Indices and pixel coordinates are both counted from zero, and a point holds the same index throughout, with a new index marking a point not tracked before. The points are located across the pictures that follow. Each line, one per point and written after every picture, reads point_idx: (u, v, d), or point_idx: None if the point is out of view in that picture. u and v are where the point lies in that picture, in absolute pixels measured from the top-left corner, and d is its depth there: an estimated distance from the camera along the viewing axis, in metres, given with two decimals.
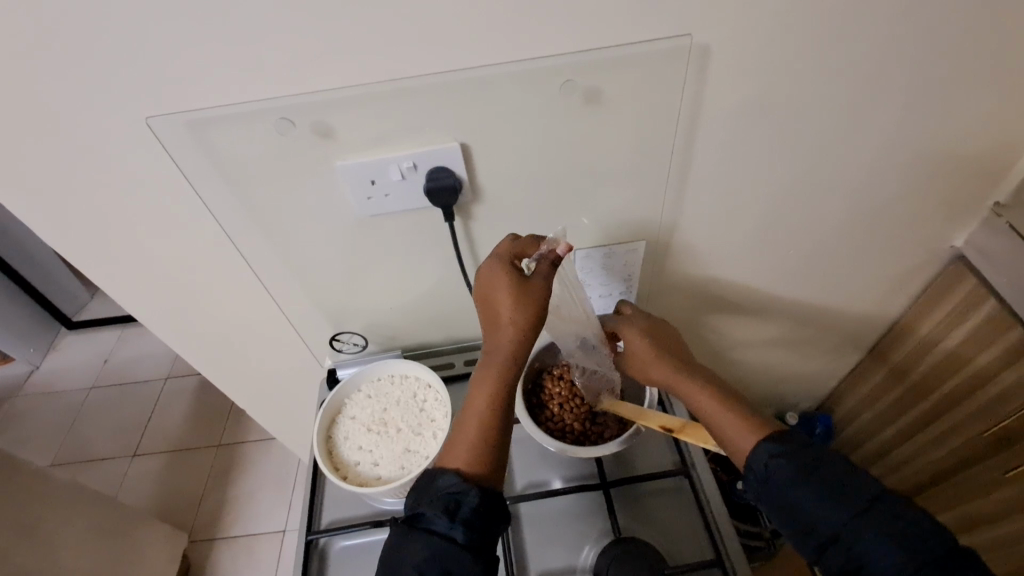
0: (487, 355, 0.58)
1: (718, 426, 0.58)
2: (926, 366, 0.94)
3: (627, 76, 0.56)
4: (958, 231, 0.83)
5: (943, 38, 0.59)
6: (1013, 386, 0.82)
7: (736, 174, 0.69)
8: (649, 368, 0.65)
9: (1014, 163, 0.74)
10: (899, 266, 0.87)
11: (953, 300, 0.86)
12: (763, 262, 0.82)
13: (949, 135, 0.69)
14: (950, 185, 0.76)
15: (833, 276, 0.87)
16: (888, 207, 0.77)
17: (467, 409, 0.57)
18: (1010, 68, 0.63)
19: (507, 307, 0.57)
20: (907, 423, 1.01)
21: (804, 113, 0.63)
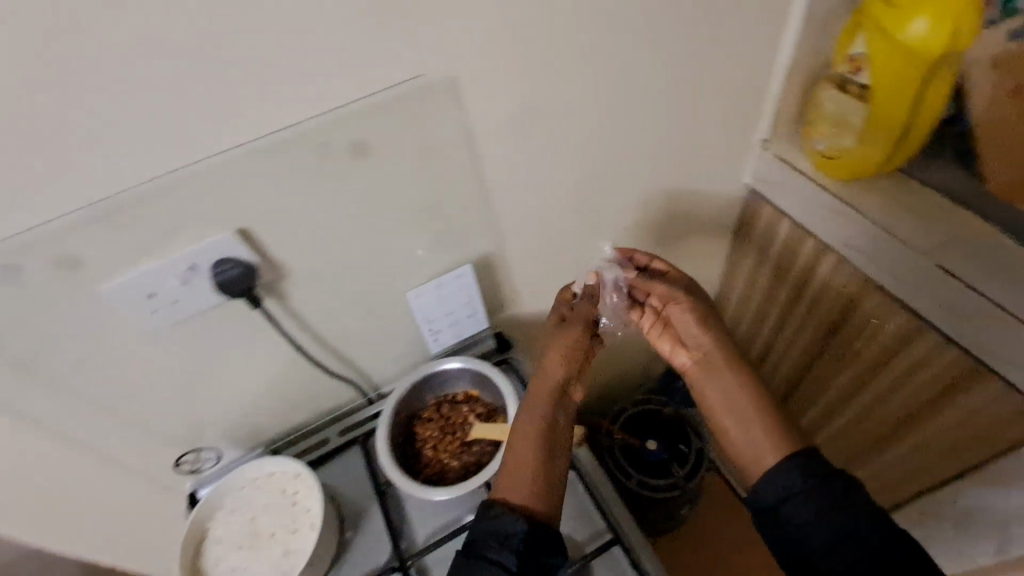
0: (533, 393, 0.66)
1: (744, 437, 0.60)
2: (762, 281, 1.10)
3: (381, 122, 0.56)
4: (743, 168, 0.98)
5: (656, 22, 0.67)
6: (822, 284, 0.94)
7: (539, 179, 0.73)
8: (696, 339, 0.66)
9: (760, 104, 0.89)
10: (704, 208, 1.01)
11: (760, 224, 1.02)
12: (591, 241, 0.89)
13: (703, 97, 0.80)
14: (715, 132, 0.87)
15: (654, 232, 0.97)
16: (674, 162, 0.87)
17: (518, 439, 0.62)
18: (719, 32, 0.73)
19: (551, 358, 0.67)
20: (764, 336, 1.16)
21: (578, 113, 0.70)
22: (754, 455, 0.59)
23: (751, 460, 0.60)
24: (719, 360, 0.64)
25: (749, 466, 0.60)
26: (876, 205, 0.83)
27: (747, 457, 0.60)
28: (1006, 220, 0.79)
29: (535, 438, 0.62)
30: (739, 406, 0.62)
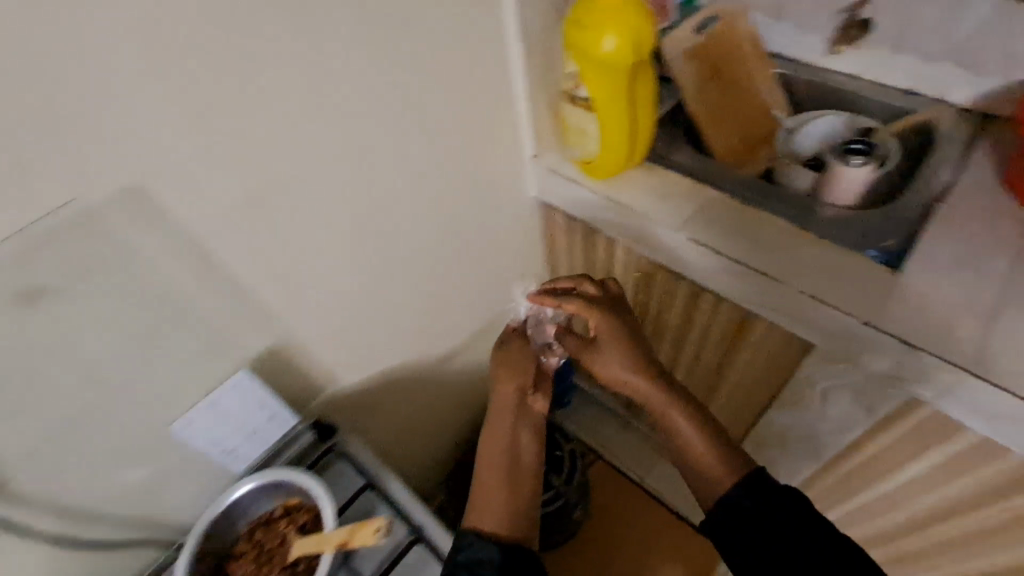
0: (496, 415, 0.76)
1: (700, 464, 0.70)
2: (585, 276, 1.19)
3: (53, 261, 0.53)
4: (527, 184, 1.05)
5: (360, 82, 0.67)
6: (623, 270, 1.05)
7: (309, 258, 0.71)
8: (624, 375, 0.74)
9: (515, 127, 0.95)
10: (506, 228, 1.06)
11: (564, 226, 1.10)
12: (397, 296, 0.89)
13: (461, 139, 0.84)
14: (481, 161, 0.91)
15: (463, 265, 1.00)
16: (452, 199, 0.89)
17: (487, 458, 0.73)
18: (436, 76, 0.76)
19: (507, 382, 0.78)
20: None
21: (327, 185, 0.69)
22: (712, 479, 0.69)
23: (700, 472, 0.70)
24: (661, 396, 0.73)
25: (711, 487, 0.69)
26: (635, 196, 0.92)
27: (697, 473, 0.70)
28: (732, 184, 0.92)
29: (507, 452, 0.73)
30: (668, 419, 0.73)
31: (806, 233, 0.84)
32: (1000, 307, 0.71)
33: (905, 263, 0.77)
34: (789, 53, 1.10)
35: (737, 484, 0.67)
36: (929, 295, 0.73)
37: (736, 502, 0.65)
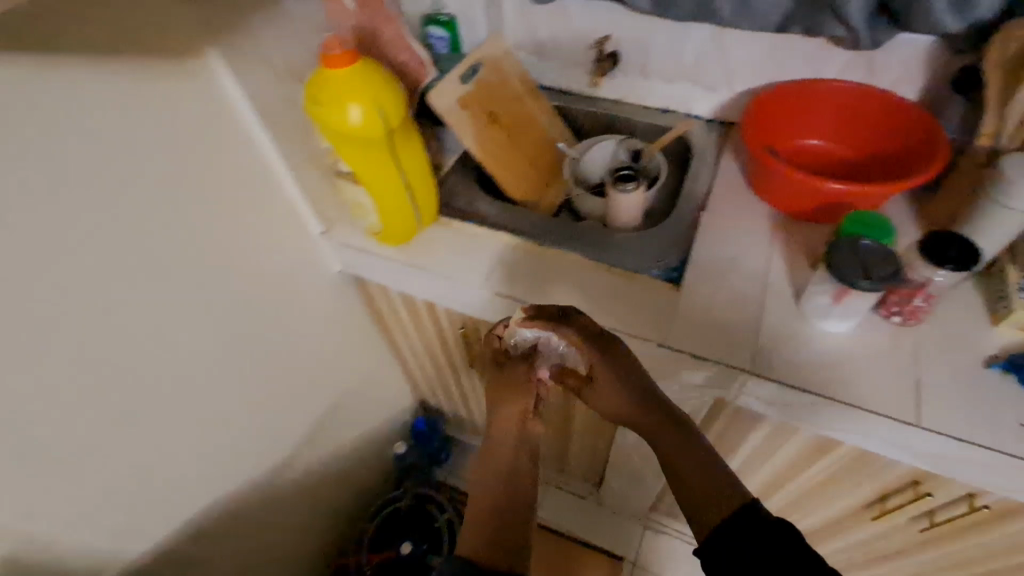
0: (498, 430, 0.73)
1: (705, 510, 0.65)
2: (414, 333, 1.15)
3: None
4: (324, 262, 0.98)
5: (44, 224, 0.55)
6: (449, 333, 1.05)
7: (28, 437, 0.58)
8: (623, 404, 0.72)
9: (289, 207, 0.87)
10: (310, 311, 0.98)
11: (378, 292, 1.05)
12: (184, 427, 0.77)
13: (223, 239, 0.76)
14: (256, 256, 0.82)
15: (267, 365, 0.90)
16: (230, 307, 0.79)
17: (488, 476, 0.70)
18: (163, 190, 0.65)
19: (506, 403, 0.74)
20: (449, 370, 1.23)
21: (29, 349, 0.56)
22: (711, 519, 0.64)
23: (693, 488, 0.67)
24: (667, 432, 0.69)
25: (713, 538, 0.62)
26: (436, 257, 0.89)
27: (693, 493, 0.66)
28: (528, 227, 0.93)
29: (505, 472, 0.70)
30: (663, 445, 0.70)
31: (600, 262, 0.86)
32: (759, 302, 0.79)
33: (684, 275, 0.83)
34: (561, 86, 1.16)
35: (728, 510, 0.63)
36: (708, 302, 0.79)
37: (732, 523, 0.62)
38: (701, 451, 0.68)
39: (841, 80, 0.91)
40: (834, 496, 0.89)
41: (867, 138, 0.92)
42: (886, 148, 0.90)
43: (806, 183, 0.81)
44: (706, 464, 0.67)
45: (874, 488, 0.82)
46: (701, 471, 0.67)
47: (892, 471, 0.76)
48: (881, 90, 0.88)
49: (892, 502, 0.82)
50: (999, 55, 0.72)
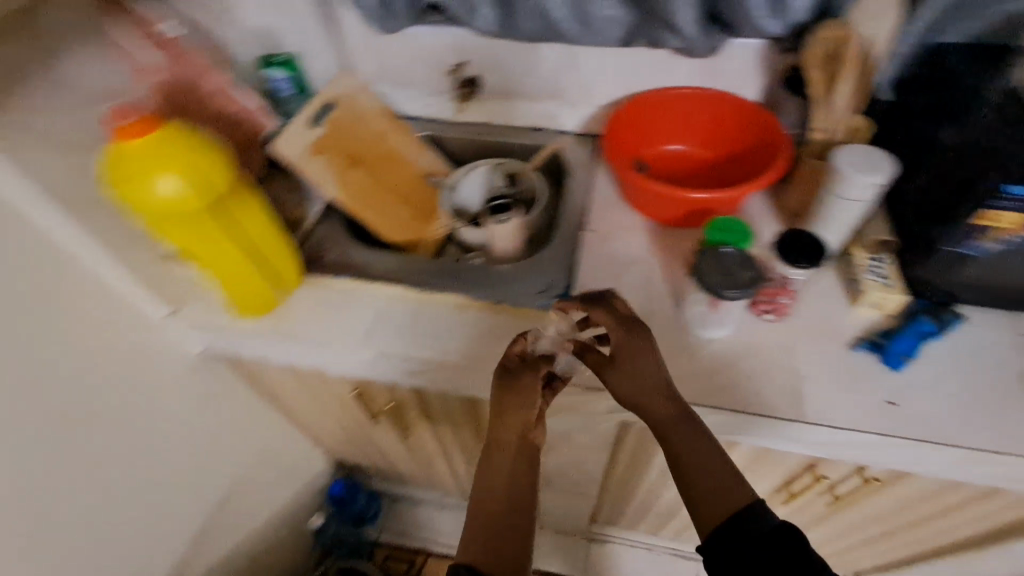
0: (500, 446, 0.68)
1: (707, 513, 0.63)
2: (306, 401, 1.05)
3: None
4: (181, 347, 0.85)
5: None
6: (342, 396, 0.97)
7: None
8: (643, 398, 0.66)
9: (114, 298, 0.75)
10: (169, 405, 0.85)
11: (251, 369, 0.94)
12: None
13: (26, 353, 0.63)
14: (77, 364, 0.69)
15: (117, 480, 0.77)
16: (47, 430, 0.66)
17: (489, 499, 0.66)
18: None
19: (508, 415, 0.67)
20: (355, 430, 1.14)
21: None
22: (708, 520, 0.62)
23: (705, 491, 0.63)
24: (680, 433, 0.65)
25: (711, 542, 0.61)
26: (305, 326, 0.80)
27: (699, 493, 0.64)
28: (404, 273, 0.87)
29: (503, 499, 0.66)
30: (677, 442, 0.65)
31: (483, 298, 0.81)
32: (643, 319, 0.78)
33: None
34: (427, 116, 1.12)
35: (729, 516, 0.61)
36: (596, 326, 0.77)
37: (732, 527, 0.60)
38: (713, 447, 0.65)
39: (684, 86, 0.95)
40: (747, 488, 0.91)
41: (716, 139, 0.96)
42: (734, 147, 0.94)
43: (664, 193, 0.83)
44: (714, 463, 0.64)
45: (779, 476, 0.84)
46: (708, 474, 0.64)
47: (790, 460, 0.78)
48: (722, 94, 0.92)
49: (798, 484, 0.85)
50: (818, 57, 0.76)
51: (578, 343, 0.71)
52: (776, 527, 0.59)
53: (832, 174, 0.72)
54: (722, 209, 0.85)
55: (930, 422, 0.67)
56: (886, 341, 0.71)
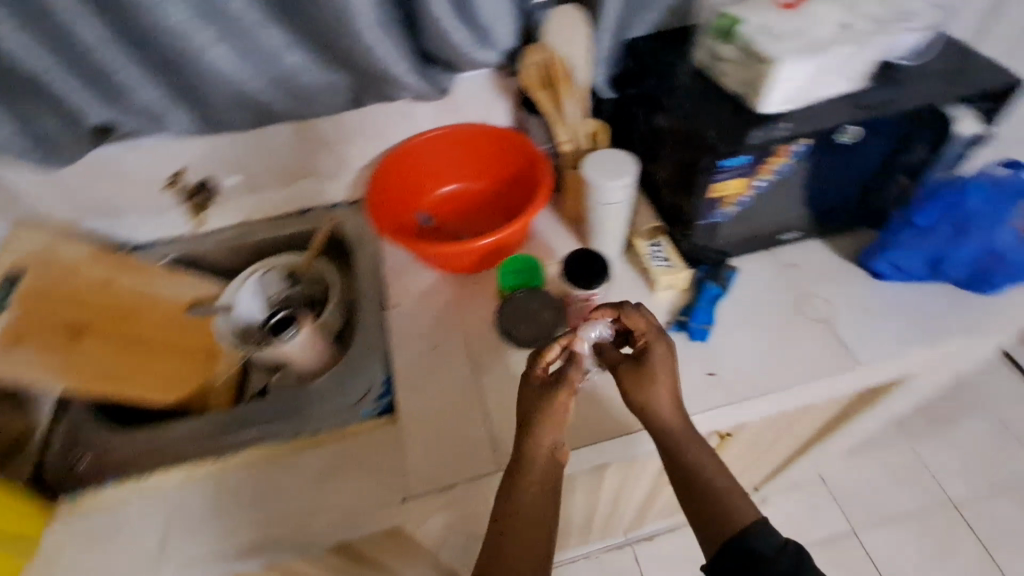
0: (526, 462, 0.60)
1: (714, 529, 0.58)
2: None
3: None
4: None
5: None
6: None
7: None
8: (654, 407, 0.62)
9: None
10: None
11: None
12: None
13: None
14: None
15: None
16: None
17: (518, 516, 0.58)
18: None
19: (543, 431, 0.60)
20: None
21: None
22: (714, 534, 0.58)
23: (709, 510, 0.59)
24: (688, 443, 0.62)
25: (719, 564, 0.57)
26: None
27: (703, 516, 0.60)
28: (192, 447, 0.73)
29: (535, 521, 0.58)
30: (683, 461, 0.62)
31: (297, 437, 0.71)
32: (476, 383, 0.73)
33: (394, 398, 0.74)
34: (163, 237, 0.94)
35: (729, 542, 0.57)
36: (429, 414, 0.71)
37: (735, 553, 0.56)
38: (713, 462, 0.62)
39: (431, 129, 0.91)
40: (636, 483, 0.93)
41: (482, 168, 0.94)
42: (501, 172, 0.93)
43: (453, 251, 0.78)
44: (715, 479, 0.61)
45: (657, 465, 0.87)
46: (713, 493, 0.60)
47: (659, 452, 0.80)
48: (455, 127, 0.90)
49: None
50: (534, 83, 0.79)
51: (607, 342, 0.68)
52: (782, 550, 0.55)
53: (588, 185, 0.74)
54: (512, 243, 0.83)
55: (743, 377, 0.72)
56: (688, 317, 0.76)
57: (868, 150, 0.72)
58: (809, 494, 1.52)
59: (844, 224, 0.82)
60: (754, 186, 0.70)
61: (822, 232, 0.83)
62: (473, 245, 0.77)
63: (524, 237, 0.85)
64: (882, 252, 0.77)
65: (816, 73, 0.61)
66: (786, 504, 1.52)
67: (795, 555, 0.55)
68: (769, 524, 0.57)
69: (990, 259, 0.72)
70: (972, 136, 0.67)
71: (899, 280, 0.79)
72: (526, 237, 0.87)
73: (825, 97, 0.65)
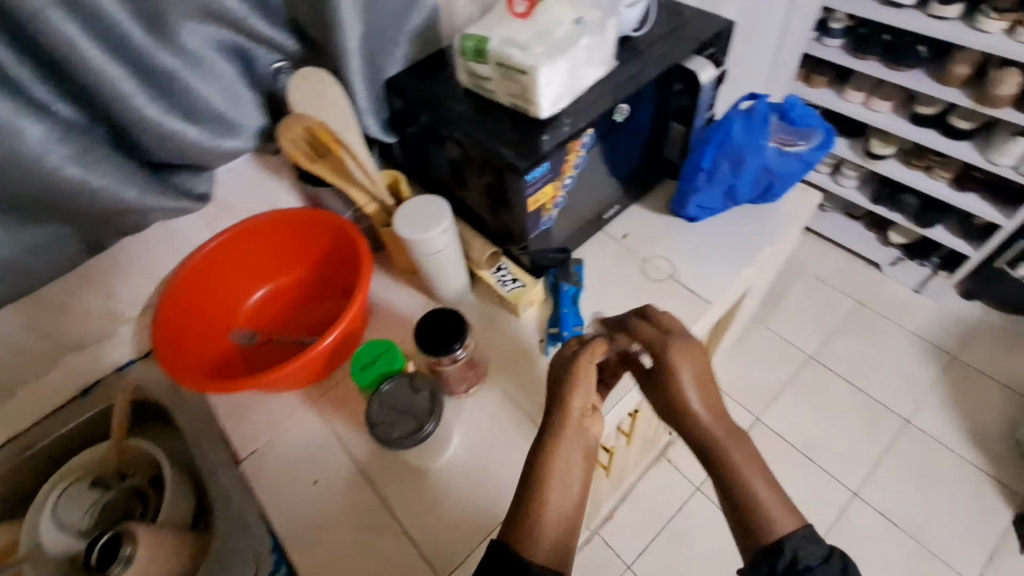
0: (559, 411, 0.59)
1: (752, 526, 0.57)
2: None
3: None
4: None
5: None
6: None
7: None
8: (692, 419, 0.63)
9: None
10: None
11: None
12: None
13: None
14: None
15: None
16: None
17: (544, 480, 0.54)
18: None
19: (573, 396, 0.59)
20: None
21: None
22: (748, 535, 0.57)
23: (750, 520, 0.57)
24: (732, 450, 0.61)
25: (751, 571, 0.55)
26: None
27: (741, 523, 0.58)
28: None
29: (572, 502, 0.55)
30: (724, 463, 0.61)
31: None
32: (378, 497, 0.64)
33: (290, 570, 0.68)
34: None
35: (765, 553, 0.55)
36: (343, 559, 0.61)
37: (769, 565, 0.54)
38: (756, 473, 0.60)
39: (204, 244, 0.77)
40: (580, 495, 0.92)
41: (284, 260, 0.83)
42: (307, 257, 0.82)
43: (291, 369, 0.67)
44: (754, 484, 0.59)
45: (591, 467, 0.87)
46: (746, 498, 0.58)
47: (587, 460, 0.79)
48: (244, 223, 0.77)
49: (605, 457, 0.88)
50: (305, 159, 0.70)
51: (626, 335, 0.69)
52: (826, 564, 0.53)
53: (410, 243, 0.68)
54: (355, 328, 0.74)
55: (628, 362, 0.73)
56: (559, 328, 0.74)
57: (641, 116, 0.77)
58: None
59: (648, 184, 0.88)
60: (563, 186, 0.70)
61: (635, 197, 0.88)
62: (311, 354, 0.67)
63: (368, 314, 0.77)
64: (687, 200, 0.83)
65: (574, 67, 0.63)
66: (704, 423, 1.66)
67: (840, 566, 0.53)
68: (813, 534, 0.55)
69: (764, 177, 0.80)
70: (712, 83, 0.74)
71: (709, 216, 0.86)
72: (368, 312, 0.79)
73: (590, 84, 0.68)
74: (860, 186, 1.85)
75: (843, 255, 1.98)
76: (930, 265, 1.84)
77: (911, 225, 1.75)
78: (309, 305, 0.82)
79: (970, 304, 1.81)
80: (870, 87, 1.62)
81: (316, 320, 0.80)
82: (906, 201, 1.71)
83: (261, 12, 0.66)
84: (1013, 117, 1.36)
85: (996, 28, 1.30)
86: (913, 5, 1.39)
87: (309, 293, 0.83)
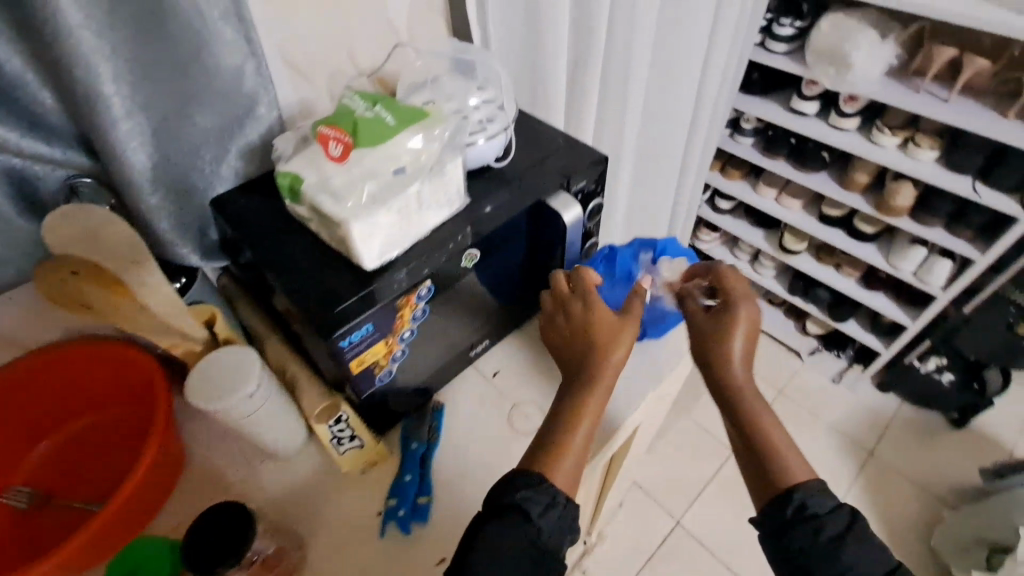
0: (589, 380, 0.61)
1: (767, 467, 0.58)
2: None
3: None
4: None
5: None
6: None
7: None
8: (727, 371, 0.62)
9: None
10: None
11: None
12: None
13: None
14: None
15: None
16: None
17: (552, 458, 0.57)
18: None
19: (613, 350, 0.62)
20: None
21: None
22: (770, 472, 0.57)
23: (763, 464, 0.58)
24: (752, 402, 0.61)
25: (766, 511, 0.56)
26: None
27: (758, 474, 0.59)
28: None
29: (571, 468, 0.57)
30: (745, 418, 0.61)
31: None
32: None
33: None
34: None
35: (774, 499, 0.56)
36: None
37: (779, 514, 0.55)
38: None
39: None
40: None
41: (65, 404, 0.67)
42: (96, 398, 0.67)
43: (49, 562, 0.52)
44: (772, 437, 0.59)
45: None
46: (767, 453, 0.58)
47: None
48: (28, 360, 0.63)
49: None
50: (70, 309, 0.56)
51: (711, 281, 0.69)
52: (836, 514, 0.54)
53: (211, 410, 0.56)
54: (151, 492, 0.61)
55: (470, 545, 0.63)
56: (396, 501, 0.64)
57: (508, 250, 0.69)
58: (635, 508, 1.58)
59: (528, 313, 0.80)
60: (401, 340, 0.60)
61: (514, 327, 0.80)
62: (72, 545, 0.53)
63: (175, 467, 0.64)
64: None
65: (407, 216, 0.54)
66: (623, 527, 1.55)
67: (850, 516, 0.54)
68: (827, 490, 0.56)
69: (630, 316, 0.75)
70: (580, 221, 0.67)
71: None
72: (178, 468, 0.65)
73: (431, 224, 0.58)
74: (778, 275, 1.86)
75: (765, 341, 1.98)
76: (845, 357, 1.85)
77: (826, 317, 1.77)
78: (90, 460, 0.65)
79: (885, 397, 1.81)
80: (781, 185, 1.64)
81: (100, 480, 0.64)
82: (819, 294, 1.73)
83: (34, 130, 0.55)
84: (912, 228, 1.38)
85: (890, 143, 1.31)
86: (816, 114, 1.42)
87: (93, 444, 0.66)
